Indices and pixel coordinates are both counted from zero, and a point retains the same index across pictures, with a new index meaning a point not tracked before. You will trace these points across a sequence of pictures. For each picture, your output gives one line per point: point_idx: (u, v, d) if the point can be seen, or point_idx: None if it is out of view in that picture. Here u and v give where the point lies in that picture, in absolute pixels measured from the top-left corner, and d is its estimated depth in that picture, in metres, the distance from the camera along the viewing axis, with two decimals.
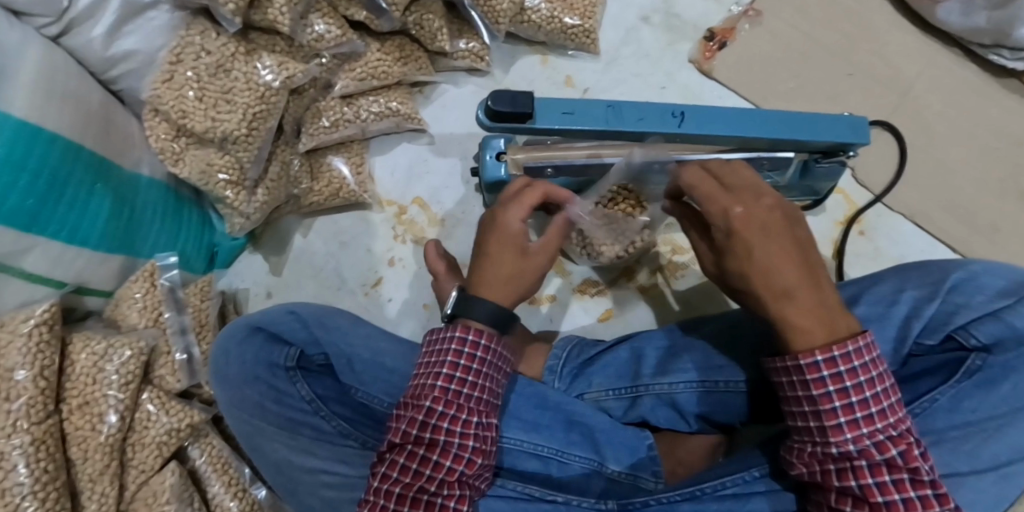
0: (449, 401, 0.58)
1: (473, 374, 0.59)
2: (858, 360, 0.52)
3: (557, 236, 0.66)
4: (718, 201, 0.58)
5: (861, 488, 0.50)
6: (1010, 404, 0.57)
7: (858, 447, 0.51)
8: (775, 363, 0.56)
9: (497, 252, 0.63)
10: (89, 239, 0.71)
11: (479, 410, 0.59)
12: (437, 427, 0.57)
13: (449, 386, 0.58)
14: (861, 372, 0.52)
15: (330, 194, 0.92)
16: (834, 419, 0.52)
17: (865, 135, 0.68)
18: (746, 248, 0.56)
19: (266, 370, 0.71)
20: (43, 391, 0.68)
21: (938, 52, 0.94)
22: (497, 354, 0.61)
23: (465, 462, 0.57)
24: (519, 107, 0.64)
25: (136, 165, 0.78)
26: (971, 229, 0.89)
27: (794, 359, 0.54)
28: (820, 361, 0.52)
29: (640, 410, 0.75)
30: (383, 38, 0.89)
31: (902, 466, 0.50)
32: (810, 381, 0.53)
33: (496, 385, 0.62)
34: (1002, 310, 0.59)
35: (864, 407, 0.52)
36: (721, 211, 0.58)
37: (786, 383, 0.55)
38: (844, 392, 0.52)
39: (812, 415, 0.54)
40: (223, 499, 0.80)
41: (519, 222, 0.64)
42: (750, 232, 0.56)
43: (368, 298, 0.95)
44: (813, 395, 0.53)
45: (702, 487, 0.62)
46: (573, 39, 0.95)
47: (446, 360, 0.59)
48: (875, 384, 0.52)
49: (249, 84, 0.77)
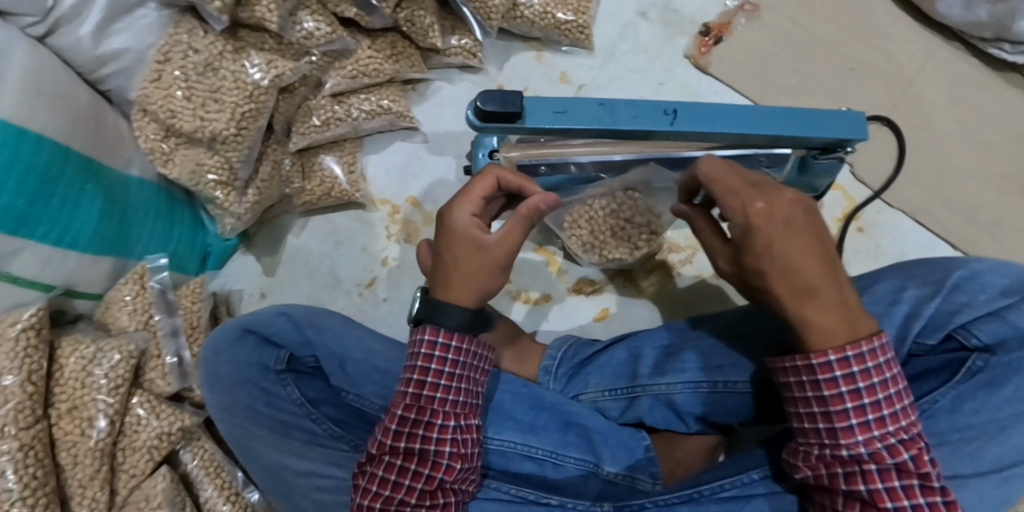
0: (421, 408, 0.57)
1: (446, 377, 0.58)
2: (872, 362, 0.51)
3: (521, 223, 0.59)
4: (739, 194, 0.55)
5: (870, 493, 0.49)
6: (1014, 405, 0.56)
7: (870, 450, 0.50)
8: (784, 362, 0.55)
9: (451, 249, 0.60)
10: (78, 241, 0.69)
11: (455, 413, 0.59)
12: (412, 434, 0.56)
13: (421, 393, 0.58)
14: (875, 374, 0.51)
15: (322, 194, 0.91)
16: (844, 420, 0.51)
17: (863, 130, 0.66)
18: (766, 243, 0.53)
19: (257, 372, 0.70)
20: (31, 396, 0.67)
21: (938, 45, 0.93)
22: (471, 353, 0.60)
23: (444, 469, 0.56)
24: (509, 108, 0.63)
25: (127, 166, 0.77)
26: (972, 224, 0.88)
27: (806, 358, 0.52)
28: (833, 361, 0.51)
29: (637, 411, 0.74)
30: (374, 35, 0.87)
31: (913, 470, 0.50)
32: (821, 381, 0.52)
33: (473, 385, 0.61)
34: (1004, 309, 0.58)
35: (877, 409, 0.51)
36: (738, 206, 0.54)
37: (794, 384, 0.54)
38: (856, 393, 0.51)
39: (822, 416, 0.52)
40: (216, 503, 0.79)
41: (468, 216, 0.60)
42: (771, 227, 0.53)
43: (362, 298, 0.94)
44: (823, 395, 0.52)
45: (699, 489, 0.62)
46: (567, 35, 0.93)
47: (416, 365, 0.58)
48: (888, 386, 0.51)
49: (237, 83, 0.76)
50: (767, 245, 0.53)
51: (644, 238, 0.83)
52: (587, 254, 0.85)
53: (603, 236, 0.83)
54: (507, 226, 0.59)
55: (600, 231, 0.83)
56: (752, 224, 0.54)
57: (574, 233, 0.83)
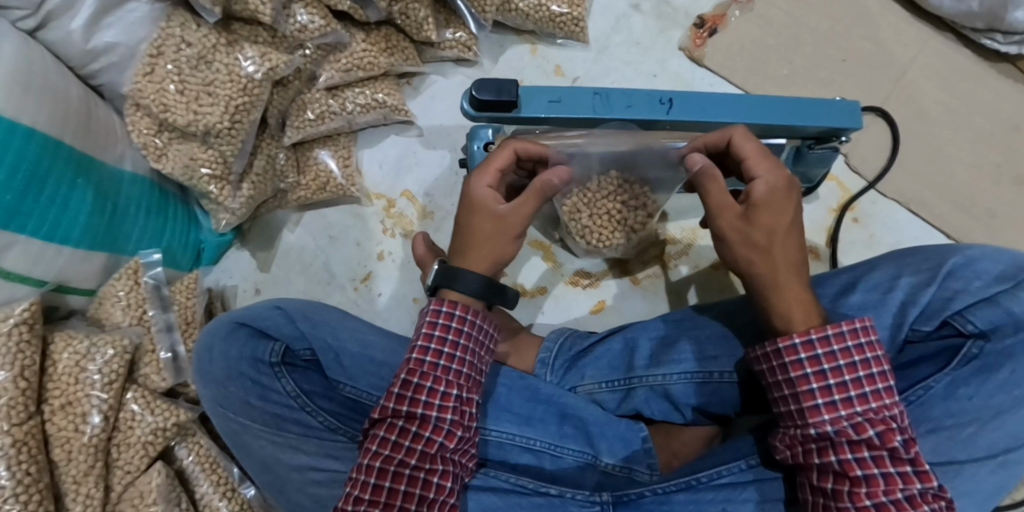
0: (425, 373, 0.58)
1: (450, 346, 0.59)
2: (838, 345, 0.53)
3: (536, 197, 0.62)
4: (763, 166, 0.58)
5: (841, 464, 0.51)
6: (1009, 389, 0.56)
7: (836, 428, 0.52)
8: (756, 351, 0.57)
9: (478, 224, 0.62)
10: (72, 235, 0.69)
11: (459, 384, 0.59)
12: (414, 399, 0.57)
13: (425, 359, 0.58)
14: (841, 356, 0.53)
15: (317, 188, 0.91)
16: (811, 400, 0.53)
17: (857, 118, 0.66)
18: (776, 219, 0.57)
19: (250, 366, 0.69)
20: (24, 391, 0.66)
21: (931, 36, 0.93)
22: (479, 327, 0.60)
23: (445, 434, 0.57)
24: (503, 96, 0.65)
25: (119, 160, 0.76)
26: (967, 214, 0.88)
27: (773, 344, 0.55)
28: (797, 344, 0.54)
29: (634, 403, 0.73)
30: (369, 28, 0.87)
31: (881, 445, 0.51)
32: (788, 364, 0.54)
33: (479, 361, 0.62)
34: (1000, 295, 0.58)
35: (844, 390, 0.53)
36: (766, 177, 0.58)
37: (767, 370, 0.57)
38: (821, 374, 0.53)
39: (792, 398, 0.55)
40: (212, 499, 0.78)
41: (486, 187, 0.62)
42: (789, 202, 0.58)
43: (358, 292, 0.93)
44: (791, 378, 0.54)
45: (697, 477, 0.62)
46: (562, 28, 0.93)
47: (421, 332, 0.59)
48: (856, 369, 0.53)
49: (231, 76, 0.75)
50: (782, 220, 0.57)
51: (641, 222, 0.80)
52: (584, 241, 0.81)
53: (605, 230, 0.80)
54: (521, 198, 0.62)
55: (598, 216, 0.79)
56: (775, 195, 0.57)
57: (574, 218, 0.79)
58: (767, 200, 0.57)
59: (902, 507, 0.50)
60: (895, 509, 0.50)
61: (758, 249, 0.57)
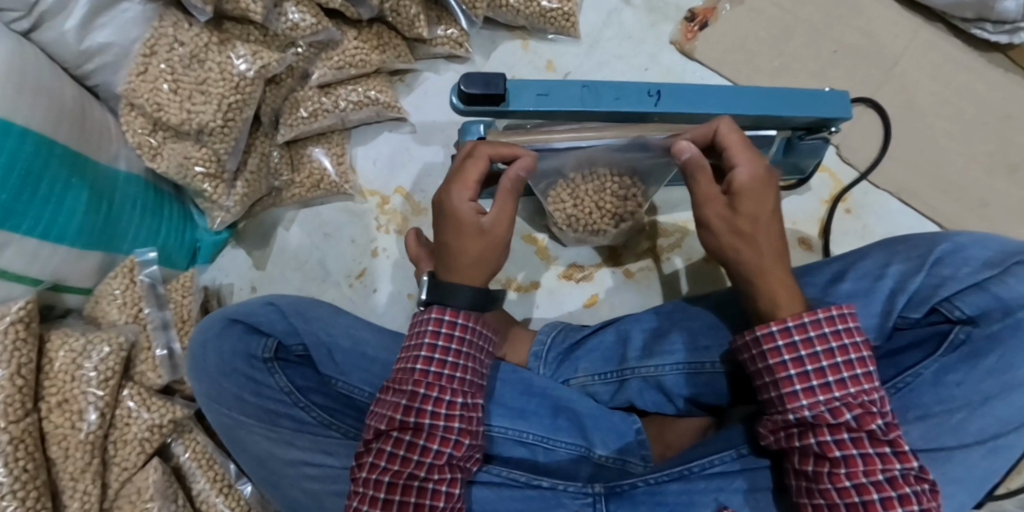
0: (430, 384, 0.58)
1: (454, 354, 0.59)
2: (815, 331, 0.53)
3: (509, 198, 0.63)
4: (745, 155, 0.59)
5: (820, 446, 0.52)
6: (996, 375, 0.56)
7: (814, 413, 0.52)
8: (739, 341, 0.58)
9: (463, 227, 0.61)
10: (66, 235, 0.69)
11: (463, 391, 0.60)
12: (422, 410, 0.57)
13: (429, 369, 0.59)
14: (817, 342, 0.53)
15: (311, 185, 0.92)
16: (789, 387, 0.54)
17: (847, 109, 0.67)
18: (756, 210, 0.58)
19: (243, 362, 0.70)
20: (20, 389, 0.67)
21: (921, 26, 0.94)
22: (478, 334, 0.61)
23: (452, 444, 0.57)
24: (493, 89, 0.65)
25: (113, 160, 0.76)
26: (959, 204, 0.88)
27: (752, 332, 0.56)
28: (775, 331, 0.54)
29: (627, 393, 0.73)
30: (360, 26, 0.87)
31: (858, 429, 0.51)
32: (766, 352, 0.55)
33: (480, 366, 0.63)
34: (988, 281, 0.58)
35: (821, 376, 0.53)
36: (746, 167, 0.58)
37: (749, 358, 0.57)
38: (798, 360, 0.53)
39: (772, 385, 0.55)
40: (209, 496, 0.79)
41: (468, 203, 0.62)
42: (770, 189, 0.58)
43: (353, 289, 0.94)
44: (770, 364, 0.55)
45: (689, 467, 0.63)
46: (553, 23, 0.93)
47: (425, 344, 0.59)
48: (834, 354, 0.53)
49: (223, 74, 0.76)
50: (762, 207, 0.58)
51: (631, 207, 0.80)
52: (573, 230, 0.83)
53: (592, 218, 0.81)
54: (497, 207, 0.63)
55: (585, 206, 0.80)
56: (756, 182, 0.58)
57: (559, 208, 0.80)
58: (749, 189, 0.58)
59: (882, 489, 0.50)
60: (875, 490, 0.50)
61: (744, 236, 0.58)
